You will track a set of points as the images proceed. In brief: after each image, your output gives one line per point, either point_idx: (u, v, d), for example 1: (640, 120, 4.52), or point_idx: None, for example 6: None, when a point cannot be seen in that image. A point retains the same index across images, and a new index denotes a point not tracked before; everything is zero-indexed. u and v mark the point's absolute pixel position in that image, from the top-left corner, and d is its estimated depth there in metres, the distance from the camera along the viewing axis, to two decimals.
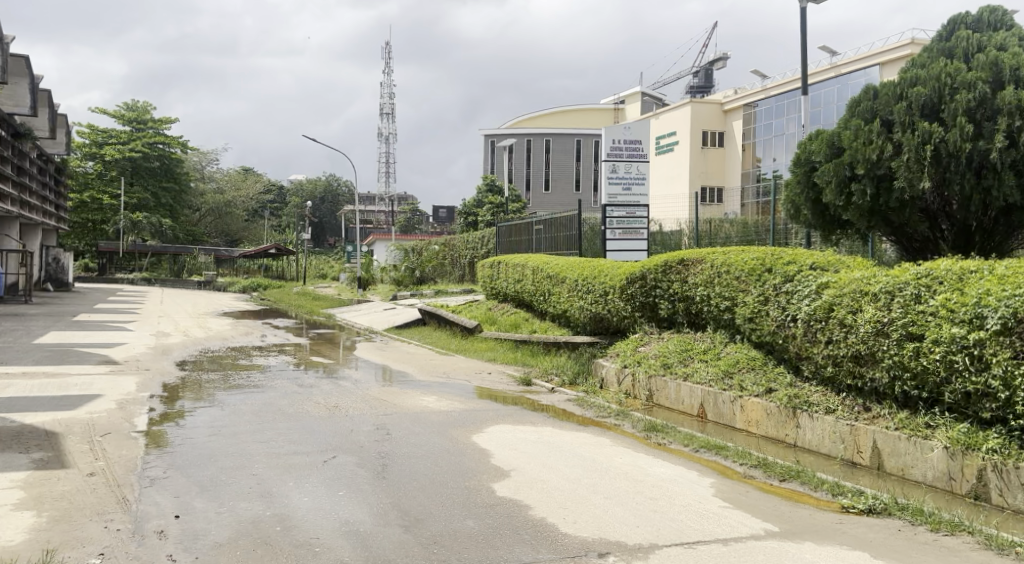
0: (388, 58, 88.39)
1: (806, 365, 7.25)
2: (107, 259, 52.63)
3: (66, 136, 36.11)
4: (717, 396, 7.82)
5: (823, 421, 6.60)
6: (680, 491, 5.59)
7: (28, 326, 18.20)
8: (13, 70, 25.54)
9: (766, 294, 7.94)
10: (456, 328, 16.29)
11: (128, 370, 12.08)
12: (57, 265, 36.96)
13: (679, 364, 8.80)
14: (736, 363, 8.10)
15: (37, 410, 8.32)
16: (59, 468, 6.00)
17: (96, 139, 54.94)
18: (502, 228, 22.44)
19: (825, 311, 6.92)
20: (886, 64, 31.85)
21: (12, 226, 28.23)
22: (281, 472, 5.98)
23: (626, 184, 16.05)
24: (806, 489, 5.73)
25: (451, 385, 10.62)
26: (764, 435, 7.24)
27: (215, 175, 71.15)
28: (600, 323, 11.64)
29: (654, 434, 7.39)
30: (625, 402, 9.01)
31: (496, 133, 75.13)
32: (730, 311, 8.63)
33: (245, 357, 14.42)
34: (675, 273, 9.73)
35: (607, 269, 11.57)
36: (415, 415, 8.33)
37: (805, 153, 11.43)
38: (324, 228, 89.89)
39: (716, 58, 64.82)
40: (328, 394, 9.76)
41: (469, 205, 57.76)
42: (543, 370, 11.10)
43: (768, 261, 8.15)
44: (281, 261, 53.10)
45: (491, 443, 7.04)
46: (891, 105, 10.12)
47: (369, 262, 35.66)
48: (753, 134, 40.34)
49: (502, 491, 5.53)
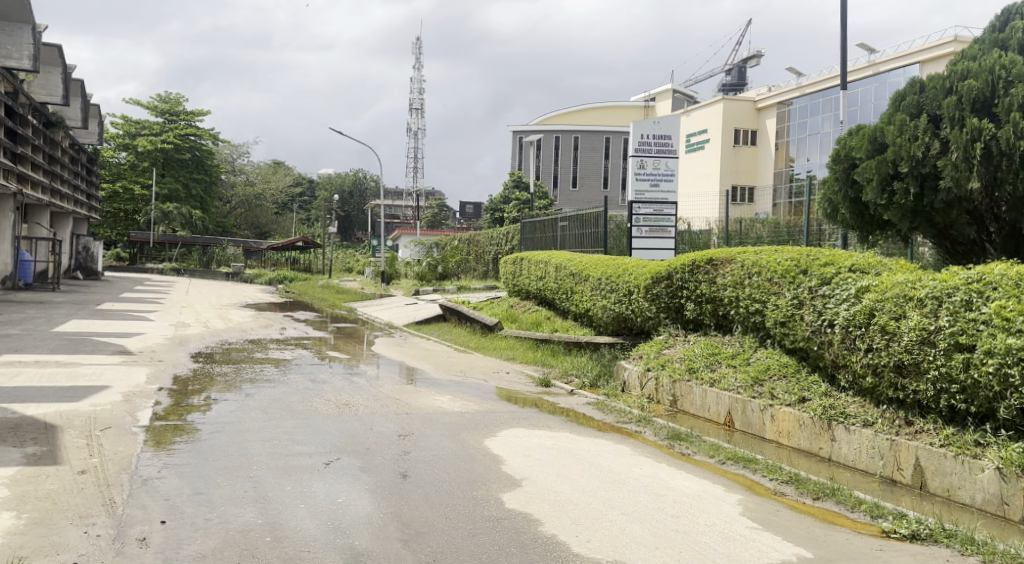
0: (418, 54, 88.26)
1: (844, 374, 6.77)
2: (137, 249, 53.03)
3: (98, 126, 36.29)
4: (746, 404, 7.37)
5: (861, 434, 6.14)
6: (704, 509, 5.17)
7: (49, 314, 18.14)
8: (47, 59, 25.61)
9: (802, 297, 7.45)
10: (476, 325, 15.96)
11: (141, 361, 11.89)
12: (87, 253, 37.12)
13: (706, 368, 8.34)
14: (767, 370, 7.64)
15: (39, 401, 8.08)
16: (51, 464, 5.74)
17: (129, 130, 55.40)
18: (527, 225, 22.04)
19: (866, 316, 6.44)
20: (925, 63, 31.03)
21: (43, 213, 28.36)
22: (281, 475, 5.67)
23: (653, 180, 15.60)
24: (842, 510, 5.28)
25: (467, 385, 10.22)
26: (796, 447, 6.78)
27: (245, 168, 71.50)
28: (623, 324, 11.21)
29: (677, 442, 6.96)
30: (647, 407, 8.56)
31: (525, 129, 74.78)
32: (761, 313, 8.16)
33: (261, 350, 14.16)
34: (703, 273, 9.26)
35: (631, 267, 11.11)
36: (427, 416, 7.97)
37: (845, 150, 10.91)
38: (352, 222, 90.06)
39: (748, 56, 63.83)
40: (339, 391, 9.43)
41: (495, 201, 57.26)
42: (564, 371, 10.70)
43: (804, 262, 7.68)
44: (308, 255, 53.17)
45: (504, 448, 6.66)
46: (940, 100, 9.62)
47: (394, 257, 35.50)
48: (786, 133, 39.55)
49: (511, 503, 5.15)
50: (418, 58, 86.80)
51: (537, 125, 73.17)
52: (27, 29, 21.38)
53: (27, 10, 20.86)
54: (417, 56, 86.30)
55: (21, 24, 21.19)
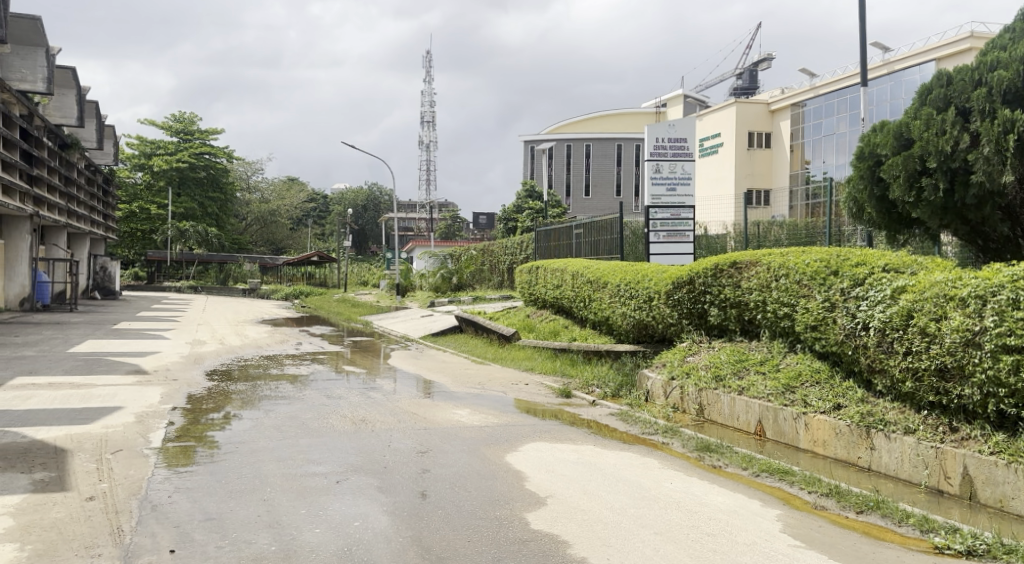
0: (429, 68, 88.36)
1: (881, 379, 6.45)
2: (155, 268, 53.26)
3: (113, 147, 36.49)
4: (777, 412, 7.08)
5: (903, 442, 5.82)
6: (743, 526, 4.89)
7: (66, 335, 18.08)
8: (60, 81, 25.75)
9: (833, 299, 7.15)
10: (492, 336, 15.71)
11: (156, 380, 11.72)
12: (105, 273, 37.19)
13: (734, 376, 8.03)
14: (798, 376, 7.33)
15: (51, 424, 7.91)
16: (59, 491, 5.55)
17: (145, 150, 55.79)
18: (541, 233, 21.77)
19: (903, 318, 6.14)
20: (941, 60, 30.56)
21: (59, 234, 28.46)
22: (295, 497, 5.44)
23: (670, 184, 15.31)
24: (889, 524, 4.99)
25: (486, 397, 9.96)
26: (833, 457, 6.48)
27: (260, 185, 71.81)
28: (644, 331, 10.91)
29: (707, 454, 6.67)
30: (673, 417, 8.27)
31: (536, 138, 74.66)
32: (790, 317, 7.86)
33: (276, 366, 13.99)
34: (727, 277, 8.97)
35: (652, 273, 10.84)
36: (446, 431, 7.72)
37: (869, 147, 10.63)
38: (366, 235, 90.19)
39: (759, 59, 63.28)
40: (355, 407, 9.19)
41: (509, 210, 57.07)
42: (584, 381, 10.40)
43: (834, 263, 7.38)
44: (324, 269, 53.18)
45: (527, 463, 6.40)
46: (969, 93, 9.39)
47: (408, 269, 35.34)
48: (801, 134, 39.12)
49: (537, 524, 4.89)
50: (429, 71, 86.98)
51: (548, 133, 72.99)
52: (41, 52, 21.54)
53: (41, 34, 21.04)
54: (426, 68, 86.40)
55: (35, 47, 21.37)
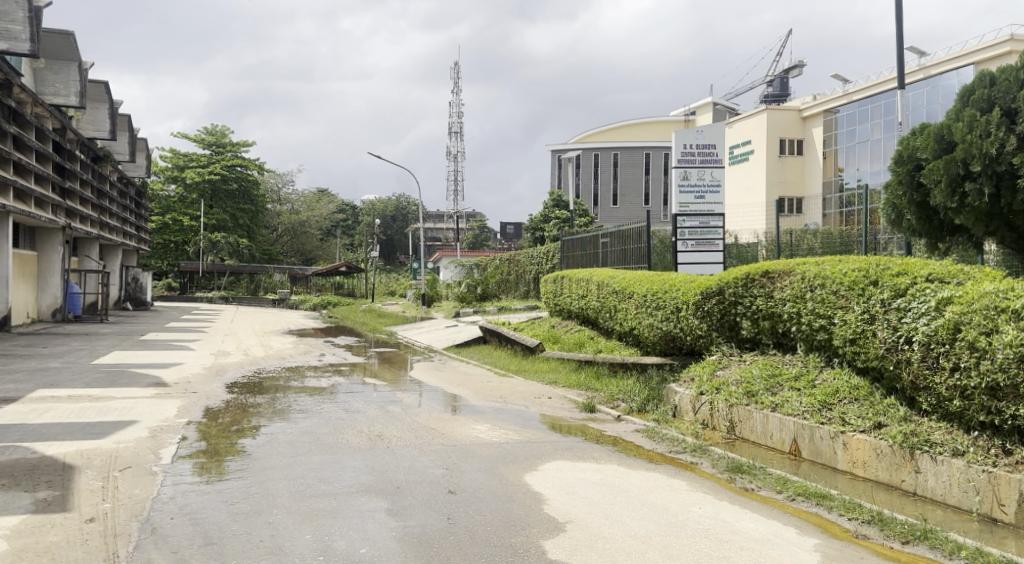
0: (458, 79, 88.65)
1: (926, 397, 6.03)
2: (187, 279, 53.83)
3: (146, 160, 36.95)
4: (814, 431, 6.67)
5: (951, 465, 5.41)
6: (778, 556, 4.55)
7: (92, 346, 18.09)
8: (93, 96, 26.06)
9: (874, 311, 6.73)
10: (517, 347, 15.40)
11: (175, 393, 11.57)
12: (136, 284, 37.55)
13: (767, 392, 7.64)
14: (836, 393, 6.91)
15: (63, 439, 7.73)
16: (60, 512, 5.33)
17: (178, 163, 56.38)
18: (568, 242, 21.43)
19: (950, 331, 5.74)
20: (980, 63, 29.78)
21: (91, 246, 28.71)
22: (302, 520, 5.19)
23: (698, 192, 14.91)
24: (938, 557, 4.60)
25: (508, 412, 9.64)
26: (874, 479, 6.07)
27: (291, 196, 72.33)
28: (672, 343, 10.53)
29: (739, 476, 6.29)
30: (702, 434, 7.87)
31: (564, 148, 74.41)
32: (827, 331, 7.46)
33: (297, 378, 13.78)
34: (758, 287, 8.61)
35: (679, 283, 10.47)
36: (464, 448, 7.42)
37: (908, 151, 10.99)
38: (395, 246, 90.49)
39: (791, 66, 62.42)
40: (372, 422, 8.91)
41: (536, 220, 56.77)
42: (609, 395, 10.05)
43: (873, 273, 6.97)
44: (353, 279, 53.33)
45: (546, 484, 6.08)
46: (1015, 92, 9.59)
47: (434, 279, 35.17)
48: (834, 141, 38.44)
49: (554, 553, 4.58)
50: (457, 82, 87.14)
51: (576, 143, 72.69)
52: (74, 66, 21.76)
53: (75, 49, 21.25)
54: (454, 79, 86.51)
55: (69, 62, 21.59)
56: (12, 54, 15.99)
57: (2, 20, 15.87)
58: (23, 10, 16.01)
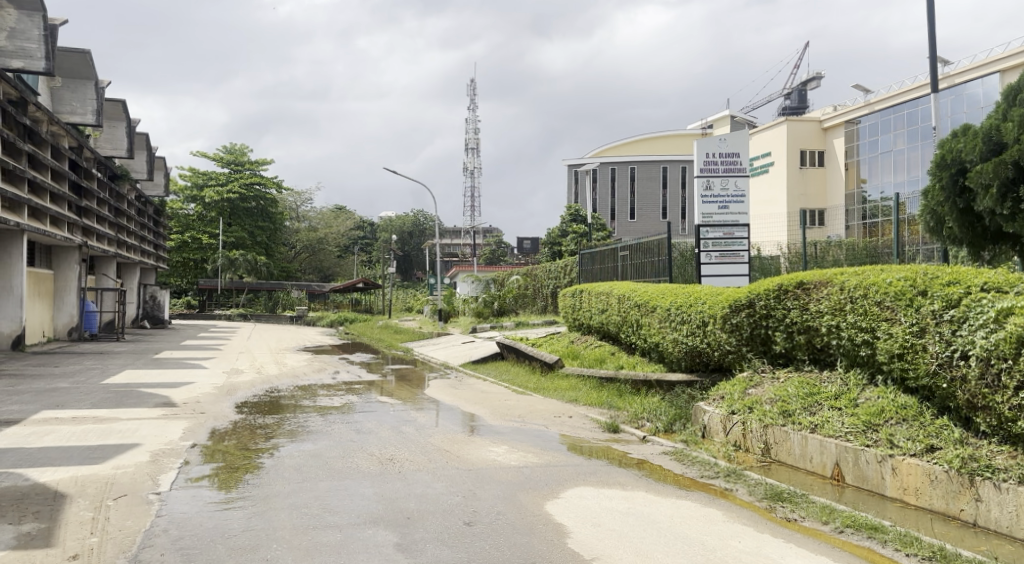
0: (474, 97, 88.70)
1: (984, 417, 5.52)
2: (207, 296, 53.84)
3: (164, 178, 37.00)
4: (858, 454, 6.16)
5: (1017, 493, 4.88)
6: None
7: (105, 365, 17.81)
8: (111, 114, 26.03)
9: (924, 323, 6.22)
10: (535, 363, 14.92)
11: (183, 413, 11.19)
12: (154, 302, 37.37)
13: (804, 411, 7.13)
14: (881, 412, 6.39)
15: (59, 464, 7.35)
16: (41, 548, 4.92)
17: (197, 181, 56.57)
18: (586, 257, 20.93)
19: (1012, 344, 5.23)
20: (1006, 70, 29.01)
21: (109, 265, 28.62)
22: (302, 555, 4.76)
23: (722, 202, 14.42)
24: None
25: (527, 433, 9.14)
26: (927, 507, 5.54)
27: (309, 214, 72.40)
28: (698, 359, 10.02)
29: (780, 504, 5.78)
30: (735, 458, 7.36)
31: (581, 162, 74.07)
32: (870, 345, 6.95)
33: (309, 397, 13.34)
34: (793, 299, 8.12)
35: (705, 296, 9.96)
36: (479, 473, 6.94)
37: (953, 155, 11.10)
38: (412, 262, 90.34)
39: (809, 78, 61.75)
40: (383, 444, 8.47)
41: (554, 234, 56.26)
42: (634, 414, 9.53)
43: (921, 282, 6.46)
44: (369, 296, 53.03)
45: (569, 514, 5.60)
46: None
47: (450, 295, 34.70)
48: (856, 152, 37.79)
49: None
50: (472, 98, 86.99)
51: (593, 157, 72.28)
52: (91, 85, 21.68)
53: (92, 67, 21.20)
54: (470, 96, 86.49)
55: (85, 80, 21.51)
56: (27, 72, 15.84)
57: (17, 39, 15.73)
58: (38, 28, 15.83)
